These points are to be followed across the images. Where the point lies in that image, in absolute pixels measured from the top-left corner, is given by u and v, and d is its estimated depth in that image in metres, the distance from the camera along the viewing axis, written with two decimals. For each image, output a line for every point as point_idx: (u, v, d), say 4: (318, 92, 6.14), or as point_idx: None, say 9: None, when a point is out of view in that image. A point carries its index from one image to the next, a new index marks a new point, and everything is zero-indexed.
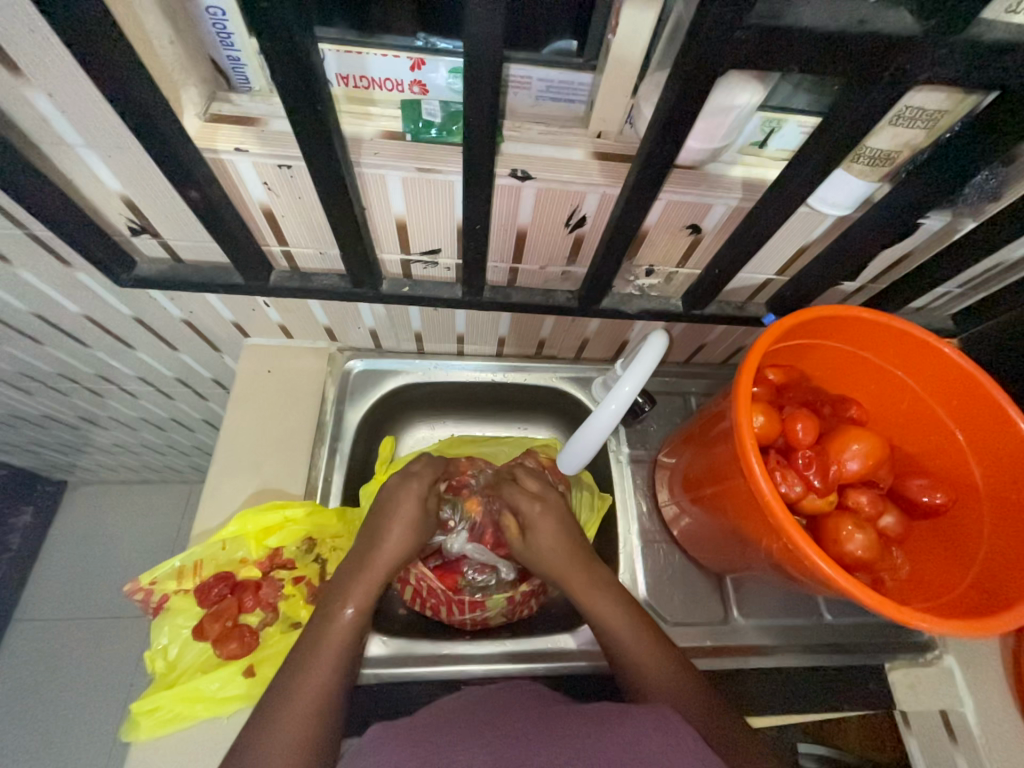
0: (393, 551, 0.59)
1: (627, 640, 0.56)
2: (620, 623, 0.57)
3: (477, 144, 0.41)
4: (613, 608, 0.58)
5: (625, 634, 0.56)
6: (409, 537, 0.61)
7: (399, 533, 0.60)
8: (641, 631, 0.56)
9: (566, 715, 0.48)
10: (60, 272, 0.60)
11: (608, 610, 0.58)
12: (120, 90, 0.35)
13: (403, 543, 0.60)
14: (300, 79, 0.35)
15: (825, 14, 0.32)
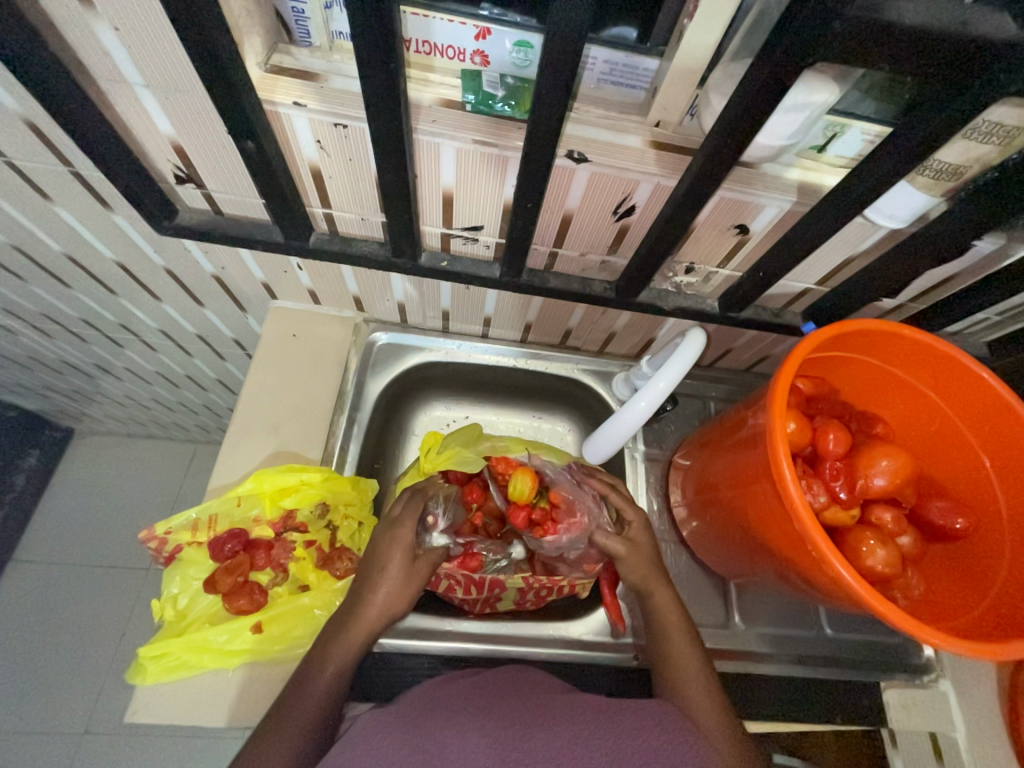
0: (373, 622, 0.56)
1: (678, 651, 0.57)
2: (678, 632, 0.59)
3: (543, 119, 0.40)
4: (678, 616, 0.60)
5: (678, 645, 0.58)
6: (389, 612, 0.57)
7: (380, 603, 0.56)
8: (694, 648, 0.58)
9: (572, 702, 0.48)
10: (99, 214, 0.60)
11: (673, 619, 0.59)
12: (193, 27, 0.35)
13: (385, 614, 0.56)
14: (376, 33, 0.34)
15: (927, 12, 0.31)
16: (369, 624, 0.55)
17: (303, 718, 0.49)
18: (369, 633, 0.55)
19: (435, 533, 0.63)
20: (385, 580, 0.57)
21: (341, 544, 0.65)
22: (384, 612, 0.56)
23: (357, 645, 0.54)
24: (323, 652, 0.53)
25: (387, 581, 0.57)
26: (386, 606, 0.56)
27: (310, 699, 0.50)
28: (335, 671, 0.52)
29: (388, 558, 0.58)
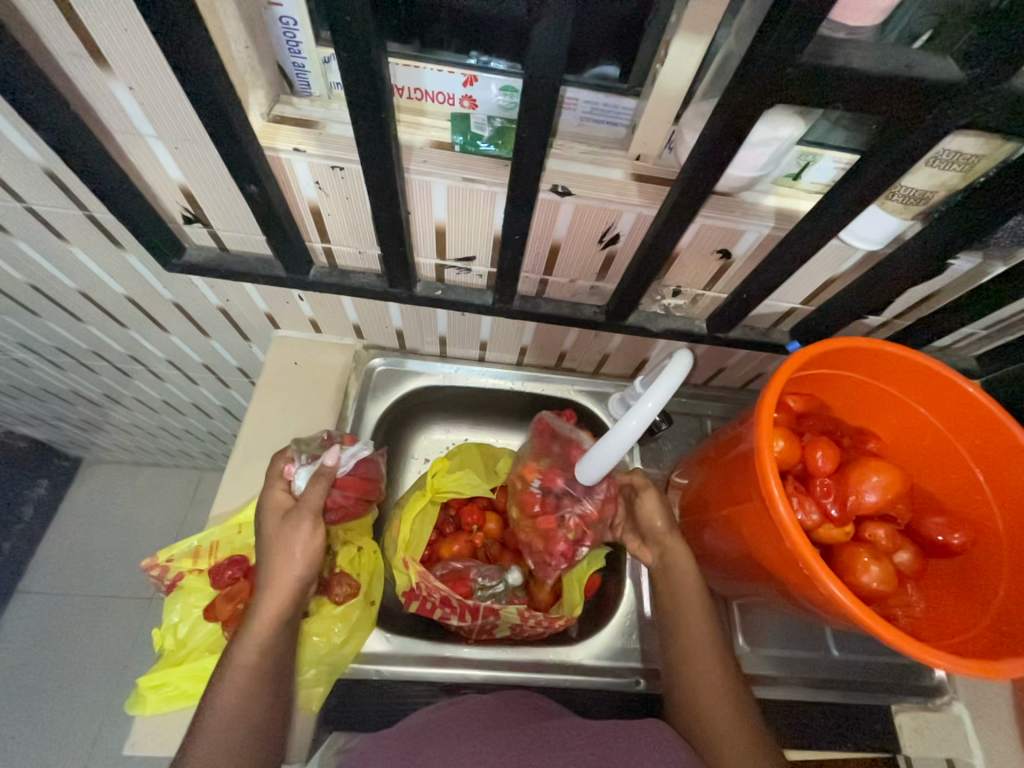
0: (283, 592, 0.54)
1: (702, 673, 0.57)
2: (703, 652, 0.58)
3: (525, 159, 0.42)
4: (707, 638, 0.58)
5: (705, 665, 0.57)
6: (288, 599, 0.55)
7: (275, 592, 0.54)
8: (721, 666, 0.57)
9: (567, 729, 0.49)
10: (111, 253, 0.63)
11: (698, 639, 0.58)
12: (201, 88, 0.38)
13: (286, 602, 0.54)
14: (368, 87, 0.37)
15: (873, 57, 0.33)
16: (280, 583, 0.54)
17: (230, 713, 0.50)
18: (277, 626, 0.54)
19: (298, 478, 0.61)
20: (275, 572, 0.55)
21: (340, 569, 0.65)
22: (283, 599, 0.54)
23: (266, 643, 0.53)
24: (234, 653, 0.52)
25: (278, 566, 0.55)
26: (283, 595, 0.54)
27: (230, 699, 0.50)
28: (254, 663, 0.52)
29: (277, 550, 0.56)
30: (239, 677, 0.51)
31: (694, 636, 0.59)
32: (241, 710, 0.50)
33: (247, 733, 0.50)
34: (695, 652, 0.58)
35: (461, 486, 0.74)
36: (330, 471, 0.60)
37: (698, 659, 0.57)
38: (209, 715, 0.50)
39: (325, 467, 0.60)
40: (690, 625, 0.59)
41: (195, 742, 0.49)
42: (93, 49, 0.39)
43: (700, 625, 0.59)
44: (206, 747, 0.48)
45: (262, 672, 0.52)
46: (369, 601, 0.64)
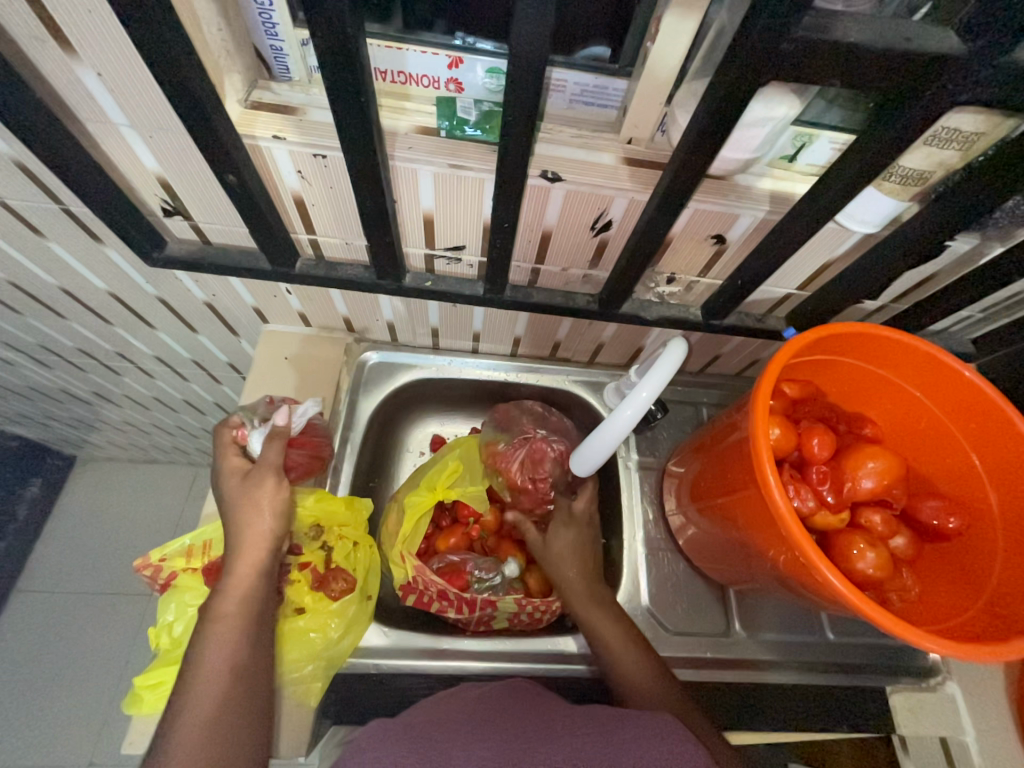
0: (258, 547, 0.55)
1: (627, 664, 0.58)
2: (621, 645, 0.59)
3: (513, 143, 0.41)
4: (619, 635, 0.60)
5: (625, 659, 0.58)
6: (263, 554, 0.55)
7: (250, 550, 0.55)
8: (642, 653, 0.58)
9: (569, 719, 0.48)
10: (90, 248, 0.61)
11: (614, 636, 0.60)
12: (172, 73, 0.36)
13: (263, 557, 0.55)
14: (346, 69, 0.36)
15: (870, 30, 0.32)
16: (255, 536, 0.55)
17: (217, 665, 0.49)
18: (256, 581, 0.54)
19: (252, 442, 0.62)
20: (246, 532, 0.55)
21: (337, 565, 0.65)
22: (258, 554, 0.55)
23: (244, 600, 0.53)
24: (211, 614, 0.52)
25: (248, 522, 0.56)
26: (257, 551, 0.55)
27: (214, 658, 0.49)
28: (234, 617, 0.52)
29: (244, 509, 0.56)
30: (224, 633, 0.51)
31: (609, 635, 0.60)
32: (229, 660, 0.50)
33: (238, 682, 0.49)
34: (616, 649, 0.59)
35: (467, 485, 0.75)
36: (282, 429, 0.60)
37: (622, 653, 0.58)
38: (196, 677, 0.48)
39: (276, 427, 0.60)
40: (602, 627, 0.60)
41: (182, 707, 0.47)
42: (56, 32, 0.37)
43: (608, 623, 0.60)
44: (195, 700, 0.47)
45: (244, 628, 0.52)
46: (366, 596, 0.64)
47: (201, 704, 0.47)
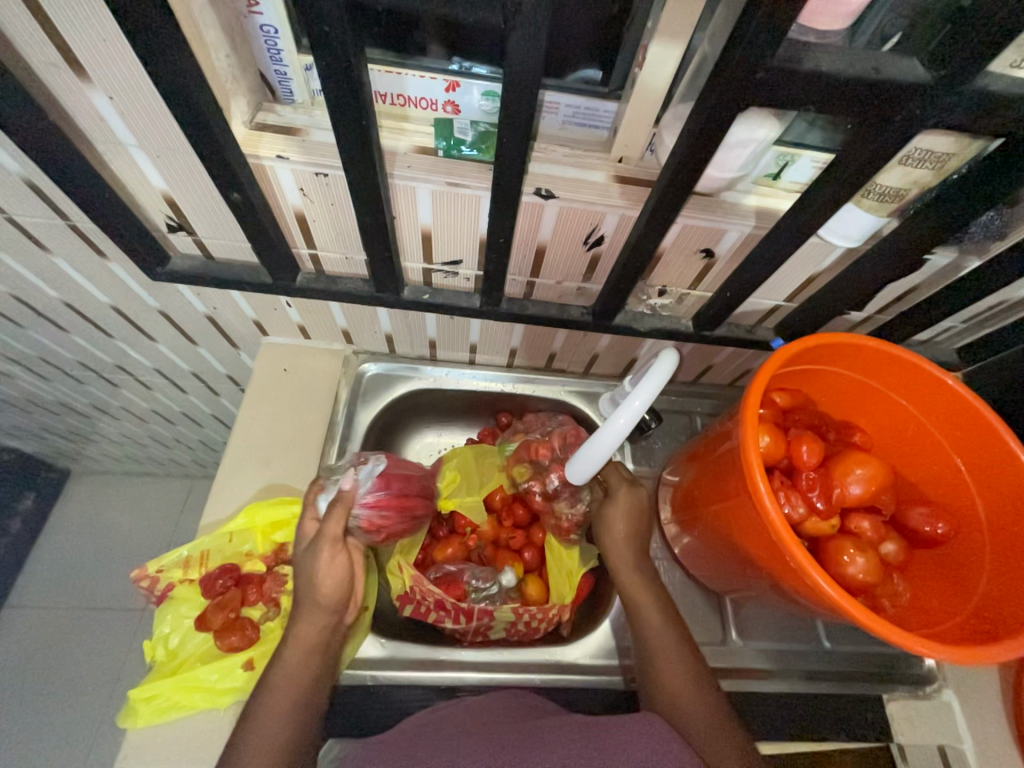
0: (319, 617, 0.55)
1: (667, 664, 0.57)
2: (666, 642, 0.58)
3: (507, 163, 0.43)
4: (668, 634, 0.59)
5: (669, 657, 0.57)
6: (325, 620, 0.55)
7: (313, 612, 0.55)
8: (686, 656, 0.57)
9: (558, 726, 0.49)
10: (95, 263, 0.62)
11: (659, 633, 0.59)
12: (181, 97, 0.38)
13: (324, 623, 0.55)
14: (348, 95, 0.37)
15: (842, 61, 0.34)
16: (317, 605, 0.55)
17: (264, 742, 0.48)
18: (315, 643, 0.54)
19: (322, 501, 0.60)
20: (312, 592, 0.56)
21: None
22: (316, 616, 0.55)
23: (299, 668, 0.52)
24: (266, 683, 0.52)
25: (310, 588, 0.56)
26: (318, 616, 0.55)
27: (267, 729, 0.49)
28: (289, 690, 0.51)
29: (308, 575, 0.56)
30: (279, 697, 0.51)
31: (655, 630, 0.59)
32: (274, 738, 0.49)
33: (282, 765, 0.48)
34: (659, 646, 0.58)
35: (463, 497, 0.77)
36: (348, 494, 0.58)
37: (663, 651, 0.58)
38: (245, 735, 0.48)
39: (342, 492, 0.58)
40: (650, 622, 0.60)
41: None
42: (71, 59, 0.39)
43: (655, 619, 0.60)
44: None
45: (297, 698, 0.51)
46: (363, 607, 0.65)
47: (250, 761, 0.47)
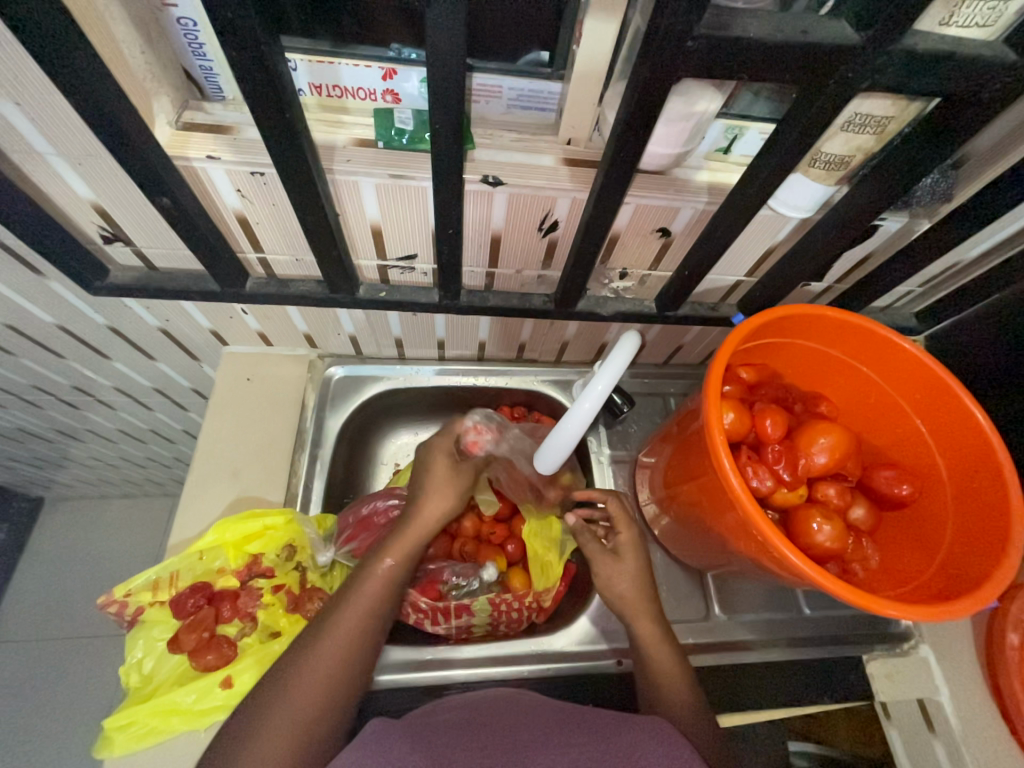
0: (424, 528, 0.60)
1: (665, 675, 0.56)
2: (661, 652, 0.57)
3: (446, 151, 0.42)
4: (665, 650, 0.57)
5: (668, 673, 0.56)
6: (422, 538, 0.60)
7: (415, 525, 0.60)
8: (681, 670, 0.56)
9: (562, 724, 0.45)
10: (30, 282, 0.60)
11: (656, 643, 0.57)
12: (90, 98, 0.36)
13: (414, 545, 0.59)
14: (268, 87, 0.36)
15: (769, 26, 0.33)
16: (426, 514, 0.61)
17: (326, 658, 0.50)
18: (363, 622, 0.53)
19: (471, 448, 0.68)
20: (428, 502, 0.61)
21: (312, 585, 0.65)
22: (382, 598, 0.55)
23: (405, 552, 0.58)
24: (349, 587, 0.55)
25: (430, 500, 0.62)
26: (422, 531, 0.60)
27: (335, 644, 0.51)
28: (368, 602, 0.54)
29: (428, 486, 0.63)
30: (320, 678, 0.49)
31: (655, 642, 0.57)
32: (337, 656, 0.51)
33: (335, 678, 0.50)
34: (656, 658, 0.57)
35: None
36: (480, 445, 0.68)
37: (661, 661, 0.57)
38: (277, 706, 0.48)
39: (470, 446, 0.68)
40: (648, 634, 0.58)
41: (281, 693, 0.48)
42: None
43: (653, 633, 0.58)
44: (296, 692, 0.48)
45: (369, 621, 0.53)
46: None
47: (318, 651, 0.50)
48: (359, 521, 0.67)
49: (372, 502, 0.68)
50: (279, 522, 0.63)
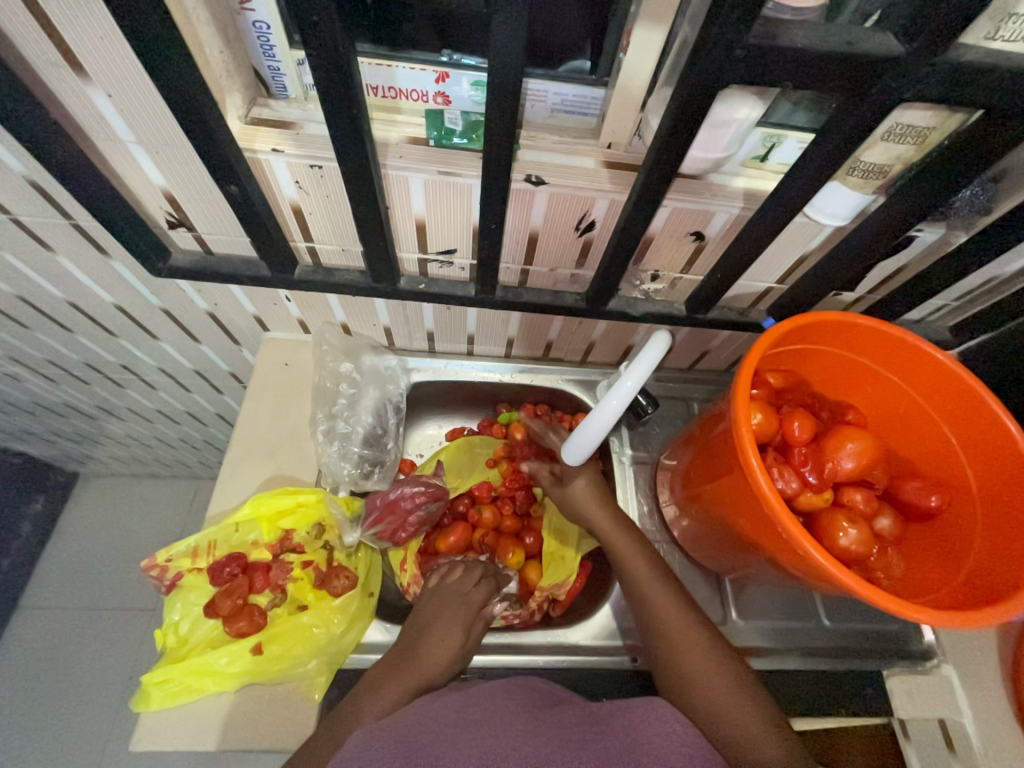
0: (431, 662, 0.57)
1: (675, 635, 0.56)
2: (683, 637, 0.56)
3: (496, 149, 0.44)
4: (695, 633, 0.56)
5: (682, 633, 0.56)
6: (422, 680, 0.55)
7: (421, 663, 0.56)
8: (705, 643, 0.55)
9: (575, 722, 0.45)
10: (97, 261, 0.64)
11: (679, 627, 0.57)
12: (180, 93, 0.39)
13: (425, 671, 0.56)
14: (339, 85, 0.39)
15: (817, 37, 0.35)
16: (441, 648, 0.58)
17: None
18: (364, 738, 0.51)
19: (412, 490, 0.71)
20: (436, 638, 0.58)
21: (338, 563, 0.66)
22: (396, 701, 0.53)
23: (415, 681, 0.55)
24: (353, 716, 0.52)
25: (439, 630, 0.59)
26: (424, 669, 0.56)
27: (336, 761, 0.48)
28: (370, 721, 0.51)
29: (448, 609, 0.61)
30: None
31: (681, 631, 0.56)
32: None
33: None
34: (676, 639, 0.56)
35: (447, 479, 0.79)
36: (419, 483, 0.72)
37: (674, 627, 0.57)
38: None
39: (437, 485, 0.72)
40: (667, 624, 0.57)
41: None
42: (70, 57, 0.40)
43: (676, 618, 0.57)
44: None
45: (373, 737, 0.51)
46: (367, 593, 0.67)
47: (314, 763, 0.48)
48: (386, 505, 0.69)
49: (400, 488, 0.70)
50: (312, 501, 0.67)
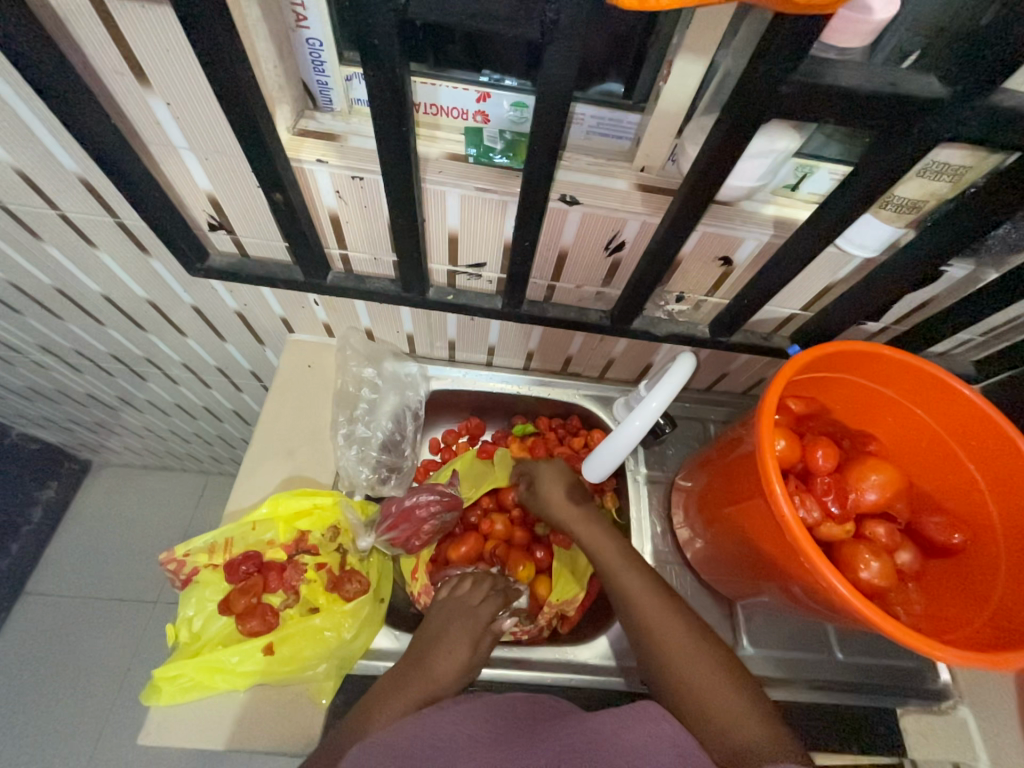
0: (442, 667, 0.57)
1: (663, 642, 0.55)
2: (672, 642, 0.55)
3: (536, 170, 0.45)
4: (684, 641, 0.55)
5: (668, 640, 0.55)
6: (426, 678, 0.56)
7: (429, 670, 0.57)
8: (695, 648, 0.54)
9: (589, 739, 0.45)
10: (137, 259, 0.66)
11: (669, 633, 0.55)
12: (238, 103, 0.41)
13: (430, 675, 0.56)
14: (392, 104, 0.40)
15: (860, 77, 0.36)
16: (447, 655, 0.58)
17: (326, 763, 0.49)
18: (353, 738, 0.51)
19: (425, 500, 0.70)
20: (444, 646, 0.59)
21: (350, 567, 0.66)
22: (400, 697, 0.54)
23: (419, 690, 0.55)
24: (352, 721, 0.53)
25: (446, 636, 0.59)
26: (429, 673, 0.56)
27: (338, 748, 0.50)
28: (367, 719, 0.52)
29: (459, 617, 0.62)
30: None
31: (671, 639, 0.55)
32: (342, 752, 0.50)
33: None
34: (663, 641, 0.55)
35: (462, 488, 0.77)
36: (434, 494, 0.71)
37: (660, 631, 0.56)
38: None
39: (451, 496, 0.71)
40: (665, 650, 0.54)
41: None
42: (135, 66, 0.42)
43: (667, 623, 0.56)
44: None
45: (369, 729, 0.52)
46: (378, 599, 0.66)
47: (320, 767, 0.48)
48: (401, 513, 0.68)
49: (416, 496, 0.70)
50: (330, 504, 0.68)
